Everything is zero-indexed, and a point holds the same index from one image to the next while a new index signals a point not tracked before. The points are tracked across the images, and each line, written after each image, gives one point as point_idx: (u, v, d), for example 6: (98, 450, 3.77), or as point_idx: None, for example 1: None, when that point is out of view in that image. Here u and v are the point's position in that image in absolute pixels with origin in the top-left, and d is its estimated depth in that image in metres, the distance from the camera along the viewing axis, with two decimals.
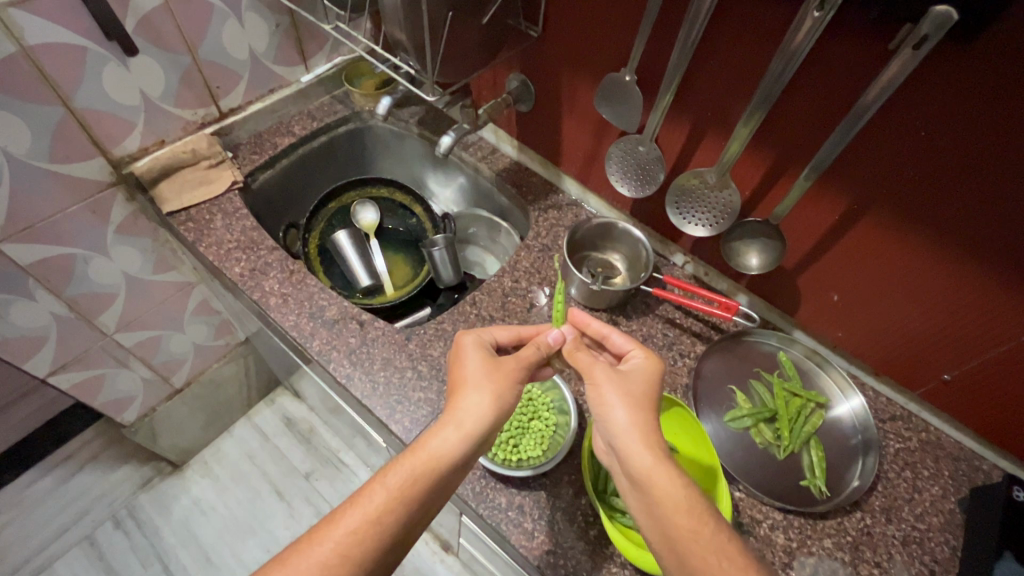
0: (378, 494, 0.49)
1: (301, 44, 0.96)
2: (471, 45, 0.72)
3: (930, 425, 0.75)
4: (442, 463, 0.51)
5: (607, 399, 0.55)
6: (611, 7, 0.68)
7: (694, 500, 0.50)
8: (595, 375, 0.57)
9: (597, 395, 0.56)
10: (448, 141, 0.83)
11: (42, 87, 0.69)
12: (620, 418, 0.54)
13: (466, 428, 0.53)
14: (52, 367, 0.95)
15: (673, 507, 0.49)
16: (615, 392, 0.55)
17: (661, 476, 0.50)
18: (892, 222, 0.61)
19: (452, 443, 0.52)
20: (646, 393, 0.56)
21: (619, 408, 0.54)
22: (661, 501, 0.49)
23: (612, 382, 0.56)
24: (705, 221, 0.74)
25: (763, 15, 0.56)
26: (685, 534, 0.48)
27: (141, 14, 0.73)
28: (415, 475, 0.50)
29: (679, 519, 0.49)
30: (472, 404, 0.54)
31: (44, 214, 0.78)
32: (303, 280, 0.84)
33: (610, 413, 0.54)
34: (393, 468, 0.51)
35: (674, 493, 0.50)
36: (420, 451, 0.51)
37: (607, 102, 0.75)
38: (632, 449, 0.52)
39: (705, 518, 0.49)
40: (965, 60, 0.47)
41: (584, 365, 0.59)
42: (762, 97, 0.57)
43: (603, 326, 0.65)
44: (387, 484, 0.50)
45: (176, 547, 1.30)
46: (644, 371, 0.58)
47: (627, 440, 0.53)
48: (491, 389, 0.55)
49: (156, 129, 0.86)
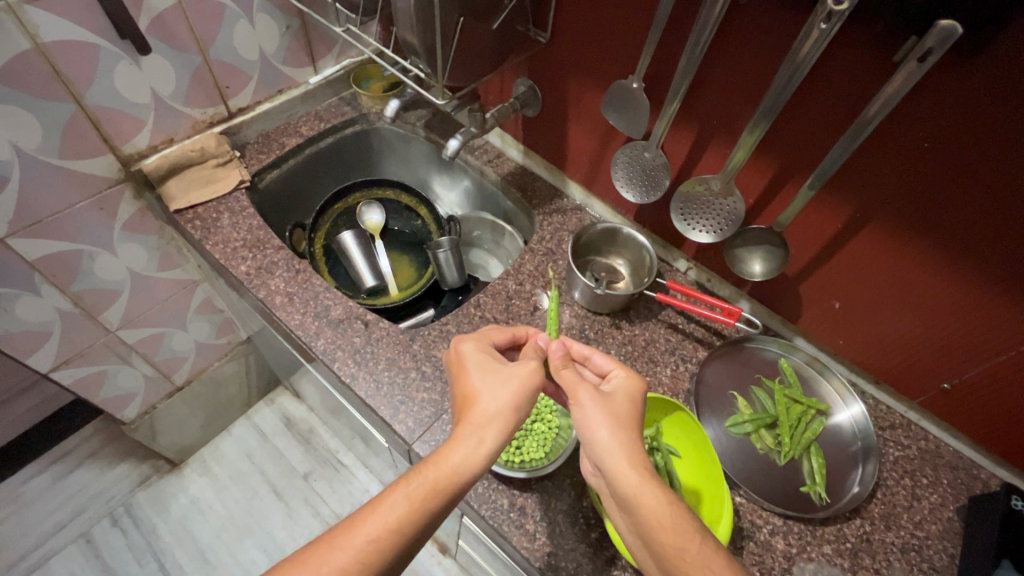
0: (399, 503, 0.49)
1: (310, 47, 0.97)
2: (480, 49, 0.73)
3: (929, 434, 0.76)
4: (463, 474, 0.51)
5: (590, 419, 0.55)
6: (618, 14, 0.69)
7: (680, 519, 0.49)
8: (580, 397, 0.57)
9: (580, 418, 0.56)
10: (454, 145, 0.84)
11: (54, 83, 0.69)
12: (603, 438, 0.53)
13: (488, 443, 0.53)
14: (54, 363, 0.95)
15: (659, 525, 0.49)
16: (599, 415, 0.55)
17: (647, 494, 0.50)
18: (895, 230, 0.61)
19: (473, 457, 0.52)
20: (631, 413, 0.56)
21: (602, 428, 0.54)
22: (648, 519, 0.49)
23: (594, 404, 0.56)
24: (710, 228, 0.74)
25: (769, 26, 0.57)
26: (672, 552, 0.48)
27: (154, 14, 0.73)
28: (436, 486, 0.50)
29: (666, 537, 0.49)
30: (491, 415, 0.54)
31: (52, 209, 0.78)
32: (309, 280, 0.84)
33: (592, 434, 0.54)
34: (415, 478, 0.50)
35: (660, 509, 0.49)
36: (442, 463, 0.51)
37: (614, 108, 0.76)
38: (617, 467, 0.52)
39: (692, 533, 0.49)
40: (969, 73, 0.48)
41: (568, 383, 0.58)
42: (766, 108, 0.58)
43: (584, 348, 0.65)
44: (408, 492, 0.50)
45: (172, 547, 1.29)
46: (626, 390, 0.59)
47: (613, 461, 0.52)
48: (512, 395, 0.56)
49: (165, 127, 0.86)
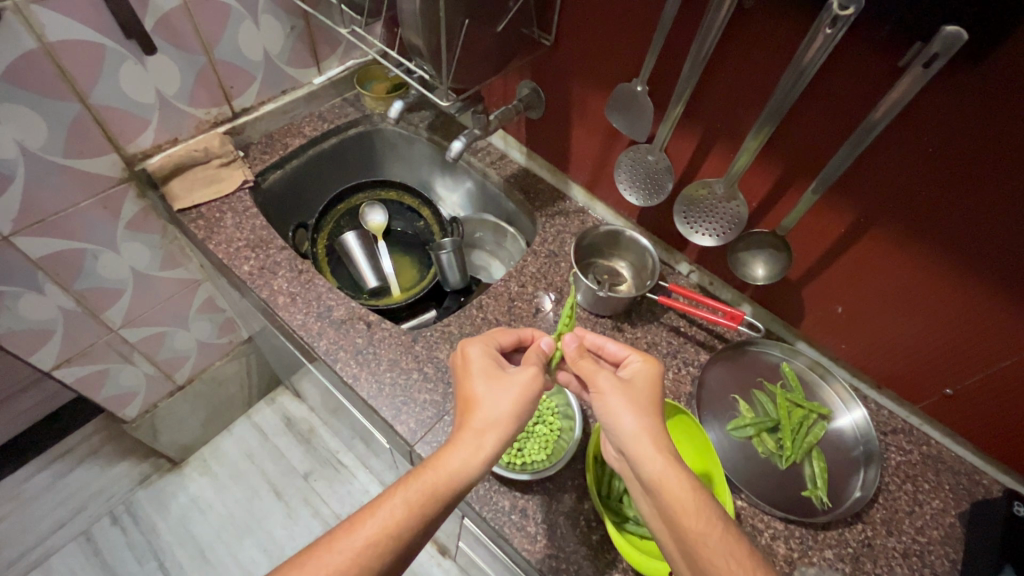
0: (399, 507, 0.49)
1: (314, 48, 0.97)
2: (484, 51, 0.73)
3: (931, 439, 0.76)
4: (460, 480, 0.51)
5: (613, 406, 0.55)
6: (623, 18, 0.69)
7: (702, 503, 0.50)
8: (599, 384, 0.57)
9: (603, 406, 0.56)
10: (458, 146, 0.84)
11: (58, 83, 0.69)
12: (628, 424, 0.54)
13: (486, 449, 0.53)
14: (55, 361, 0.95)
15: (682, 509, 0.49)
16: (622, 402, 0.55)
17: (672, 479, 0.50)
18: (899, 235, 0.61)
19: (471, 463, 0.52)
20: (650, 399, 0.56)
21: (626, 416, 0.54)
22: (671, 503, 0.50)
23: (616, 391, 0.56)
24: (712, 231, 0.74)
25: (773, 30, 0.57)
26: (694, 536, 0.49)
27: (159, 14, 0.74)
28: (433, 491, 0.50)
29: (688, 521, 0.49)
30: (492, 423, 0.54)
31: (56, 208, 0.79)
32: (312, 280, 0.84)
33: (618, 420, 0.54)
34: (413, 481, 0.50)
35: (683, 496, 0.50)
36: (441, 468, 0.51)
37: (618, 111, 0.76)
38: (642, 452, 0.52)
39: (715, 520, 0.49)
40: (975, 78, 0.48)
41: (587, 372, 0.58)
42: (772, 109, 0.58)
43: (598, 337, 0.65)
44: (407, 496, 0.50)
45: (172, 545, 1.29)
46: (643, 375, 0.59)
47: (638, 447, 0.53)
48: (515, 403, 0.56)
49: (169, 127, 0.86)
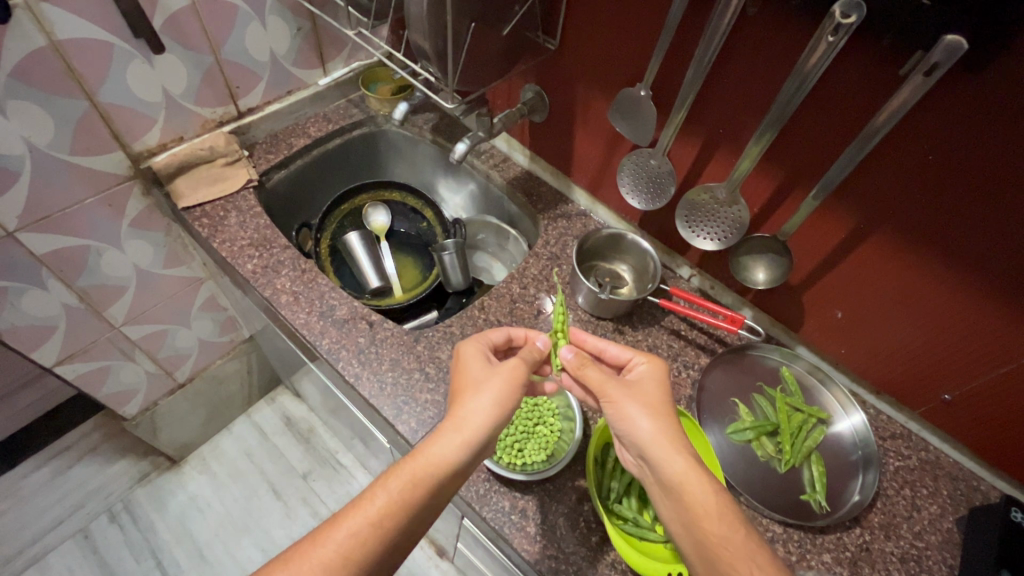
0: (379, 498, 0.50)
1: (320, 49, 0.98)
2: (490, 54, 0.73)
3: (929, 444, 0.76)
4: (444, 468, 0.52)
5: (628, 413, 0.55)
6: (627, 24, 0.70)
7: (723, 507, 0.51)
8: (609, 392, 0.57)
9: (616, 413, 0.56)
10: (461, 148, 0.85)
11: (67, 81, 0.70)
12: (644, 428, 0.54)
13: (466, 434, 0.53)
14: (57, 358, 0.95)
15: (702, 513, 0.50)
16: (636, 405, 0.56)
17: (694, 482, 0.51)
18: (898, 242, 0.62)
19: (452, 450, 0.52)
20: (663, 399, 0.57)
21: (641, 419, 0.55)
22: (693, 505, 0.50)
23: (629, 397, 0.56)
24: (714, 235, 0.74)
25: (776, 39, 0.58)
26: (715, 540, 0.49)
27: (168, 14, 0.74)
28: (415, 479, 0.51)
29: (708, 525, 0.50)
30: (473, 410, 0.54)
31: (61, 205, 0.79)
32: (314, 280, 0.85)
33: (634, 425, 0.55)
34: (395, 473, 0.51)
35: (705, 498, 0.51)
36: (419, 456, 0.51)
37: (621, 116, 0.76)
38: (660, 454, 0.53)
39: (736, 524, 0.50)
40: (975, 88, 0.48)
41: (596, 382, 0.58)
42: (774, 118, 0.58)
43: (599, 342, 0.67)
44: (388, 488, 0.50)
45: (169, 543, 1.29)
46: (651, 377, 0.59)
47: (656, 449, 0.53)
48: (496, 392, 0.56)
49: (176, 126, 0.87)
